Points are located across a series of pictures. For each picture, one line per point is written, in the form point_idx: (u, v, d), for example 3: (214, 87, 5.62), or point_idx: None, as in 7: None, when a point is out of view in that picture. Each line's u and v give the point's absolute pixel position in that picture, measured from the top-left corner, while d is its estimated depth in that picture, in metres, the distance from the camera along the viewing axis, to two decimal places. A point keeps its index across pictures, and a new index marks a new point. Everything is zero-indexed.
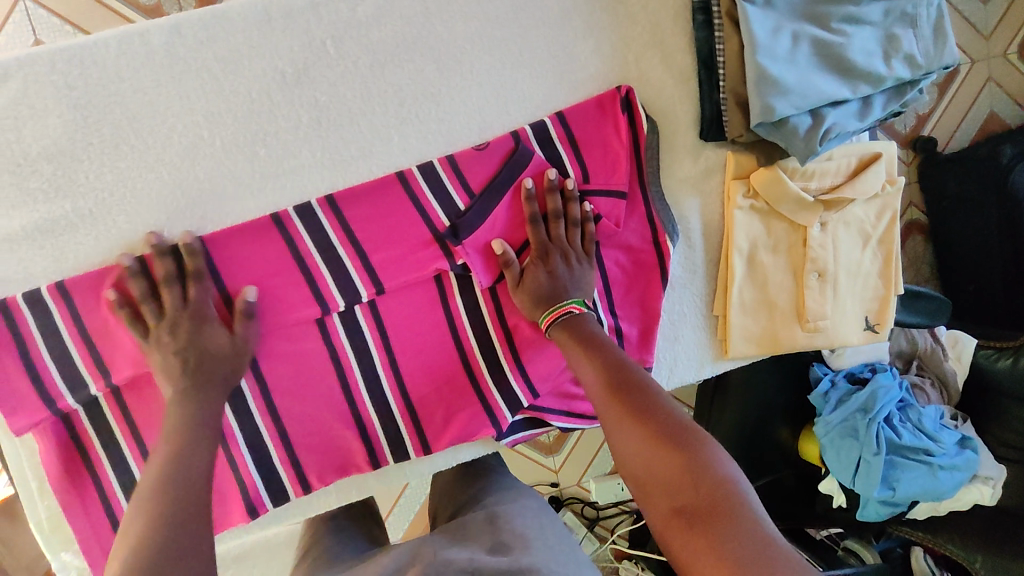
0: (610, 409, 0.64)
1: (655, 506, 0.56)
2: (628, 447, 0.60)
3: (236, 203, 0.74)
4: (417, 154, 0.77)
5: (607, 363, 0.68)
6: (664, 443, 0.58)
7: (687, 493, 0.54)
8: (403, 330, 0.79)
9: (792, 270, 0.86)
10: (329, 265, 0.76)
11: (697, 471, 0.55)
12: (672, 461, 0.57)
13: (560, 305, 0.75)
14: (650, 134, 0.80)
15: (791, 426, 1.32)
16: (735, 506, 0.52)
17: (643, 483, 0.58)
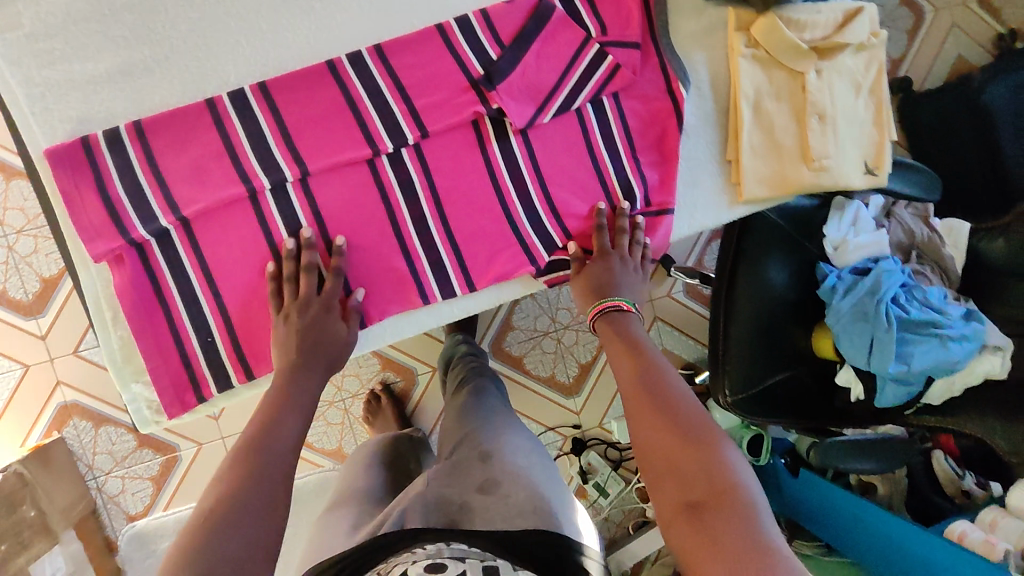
0: (637, 406, 0.70)
1: (666, 495, 0.61)
2: (651, 439, 0.66)
3: (294, 53, 0.82)
4: (451, 11, 0.86)
5: (638, 366, 0.74)
6: (687, 444, 0.63)
7: (702, 487, 0.59)
8: (445, 172, 0.86)
9: (795, 115, 0.94)
10: (377, 107, 0.83)
11: (715, 474, 0.60)
12: (692, 460, 0.62)
13: (604, 299, 0.84)
14: None
15: (803, 325, 1.38)
16: (743, 505, 0.57)
17: (657, 473, 0.63)
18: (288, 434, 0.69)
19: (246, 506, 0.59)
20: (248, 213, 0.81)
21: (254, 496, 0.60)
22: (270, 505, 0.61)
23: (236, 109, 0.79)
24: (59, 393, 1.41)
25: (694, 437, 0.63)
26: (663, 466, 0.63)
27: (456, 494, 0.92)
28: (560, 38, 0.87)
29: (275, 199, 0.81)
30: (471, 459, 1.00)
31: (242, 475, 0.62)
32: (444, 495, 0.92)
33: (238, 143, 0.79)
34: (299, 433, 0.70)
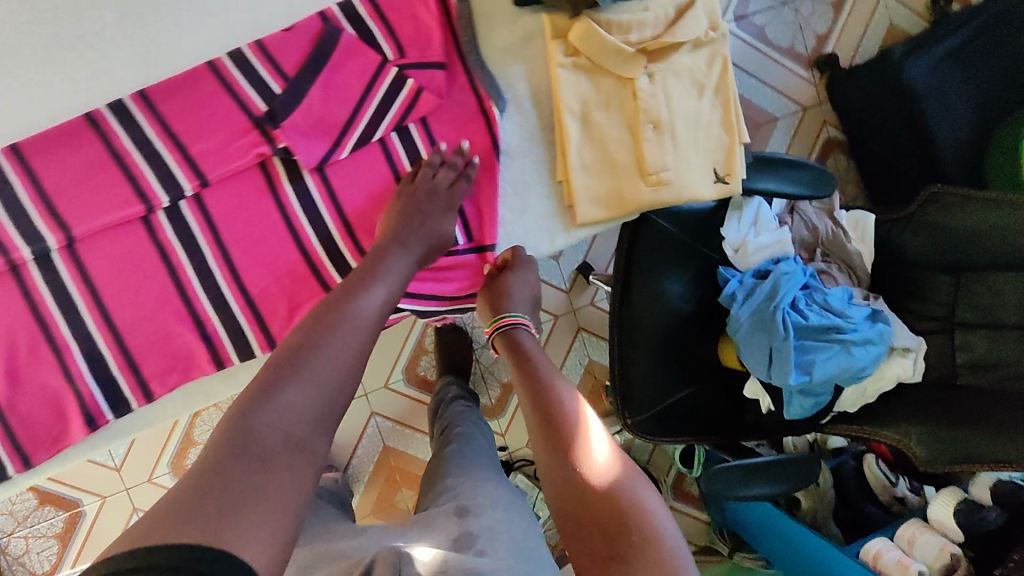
0: (548, 447, 0.67)
1: (580, 552, 0.59)
2: (564, 486, 0.63)
3: (51, 107, 0.75)
4: (225, 44, 0.79)
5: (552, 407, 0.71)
6: (598, 485, 0.61)
7: (620, 539, 0.57)
8: (233, 223, 0.79)
9: (627, 125, 0.86)
10: (145, 158, 0.76)
11: (635, 520, 0.59)
12: (609, 506, 0.60)
13: (500, 316, 0.84)
14: (459, 5, 0.82)
15: (708, 335, 1.30)
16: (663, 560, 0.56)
17: (571, 525, 0.61)
18: (360, 307, 0.70)
19: (283, 398, 0.57)
20: (12, 287, 0.74)
21: (283, 388, 0.59)
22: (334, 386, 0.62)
23: None
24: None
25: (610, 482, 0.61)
26: (580, 513, 0.60)
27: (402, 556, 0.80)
28: (348, 64, 0.79)
29: (42, 270, 0.74)
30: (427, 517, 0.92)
31: (315, 340, 0.64)
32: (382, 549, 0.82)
33: None
34: (379, 302, 0.72)
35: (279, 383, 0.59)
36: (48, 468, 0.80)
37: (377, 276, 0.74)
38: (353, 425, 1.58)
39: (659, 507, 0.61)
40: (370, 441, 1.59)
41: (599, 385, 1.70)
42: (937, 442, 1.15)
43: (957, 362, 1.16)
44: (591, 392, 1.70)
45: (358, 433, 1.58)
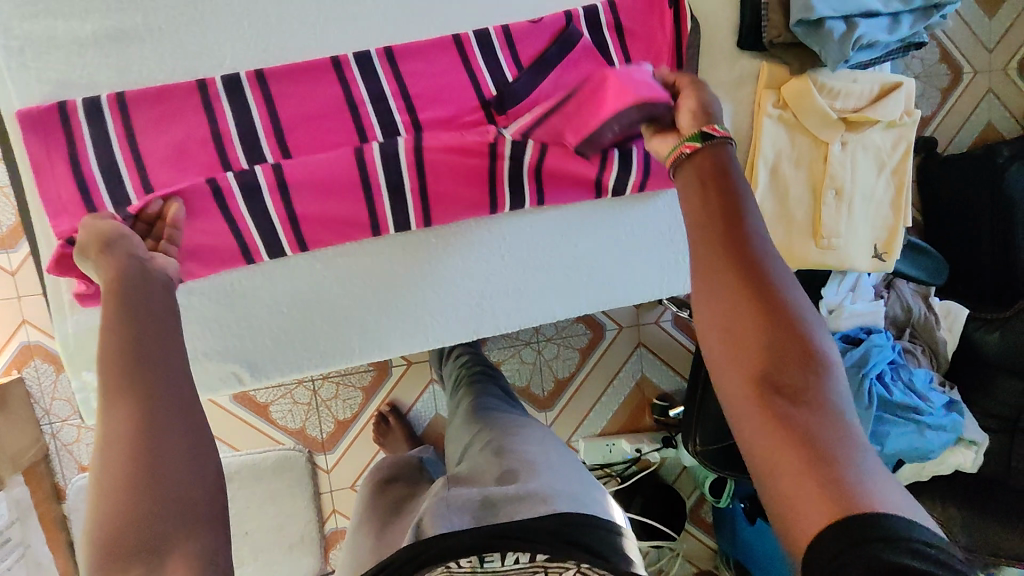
0: (723, 314, 0.50)
1: (730, 365, 0.49)
2: (721, 308, 0.51)
3: (297, 41, 0.75)
4: (469, 21, 0.80)
5: (725, 244, 0.53)
6: (780, 371, 0.46)
7: (788, 376, 0.46)
8: (437, 188, 0.81)
9: (810, 186, 0.91)
10: (377, 113, 0.78)
11: (808, 346, 0.47)
12: (766, 330, 0.48)
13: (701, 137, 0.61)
14: (694, 32, 0.84)
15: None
16: (827, 395, 0.46)
17: (722, 313, 0.50)
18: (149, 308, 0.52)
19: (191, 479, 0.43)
20: (223, 204, 0.75)
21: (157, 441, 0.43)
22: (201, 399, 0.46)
23: (228, 95, 0.74)
24: (22, 332, 1.29)
25: (790, 325, 0.48)
26: (737, 350, 0.49)
27: (475, 494, 0.89)
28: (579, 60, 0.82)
29: (254, 199, 0.76)
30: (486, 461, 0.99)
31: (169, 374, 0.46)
32: (463, 497, 0.89)
33: (224, 134, 0.74)
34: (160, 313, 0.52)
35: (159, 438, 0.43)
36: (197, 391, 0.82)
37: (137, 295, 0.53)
38: (409, 390, 1.59)
39: (826, 336, 0.49)
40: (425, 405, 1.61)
41: (643, 402, 1.76)
42: (978, 529, 1.22)
43: (1013, 465, 1.25)
44: (635, 408, 1.76)
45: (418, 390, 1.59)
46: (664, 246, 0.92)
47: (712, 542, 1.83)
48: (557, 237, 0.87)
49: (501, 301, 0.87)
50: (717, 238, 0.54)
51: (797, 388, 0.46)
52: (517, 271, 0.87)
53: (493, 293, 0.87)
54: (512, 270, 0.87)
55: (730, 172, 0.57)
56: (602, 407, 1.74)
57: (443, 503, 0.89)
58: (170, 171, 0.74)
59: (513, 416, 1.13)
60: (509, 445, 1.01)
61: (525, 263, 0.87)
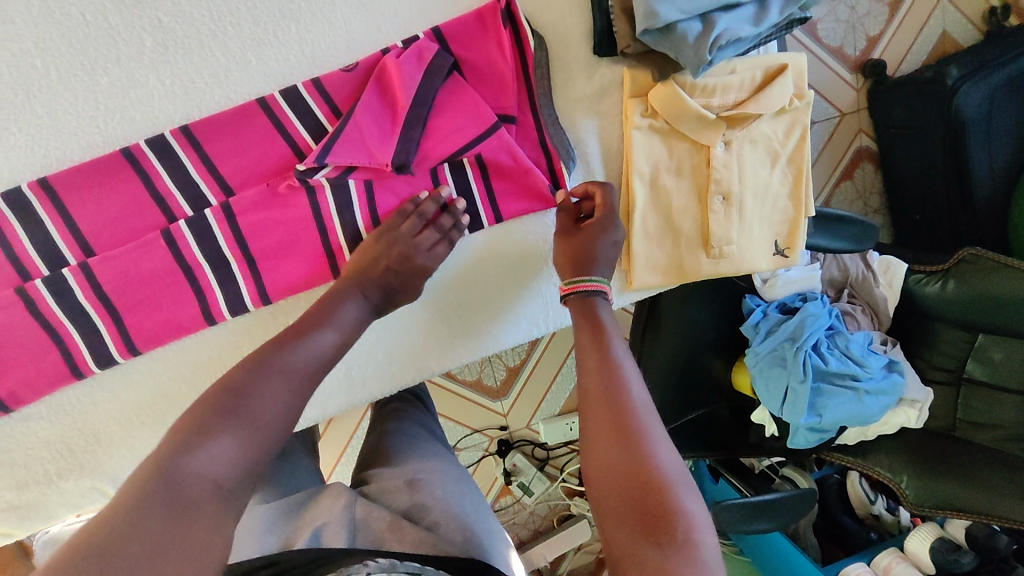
0: (600, 460, 0.54)
1: (605, 515, 0.51)
2: (595, 452, 0.54)
3: (79, 138, 0.67)
4: (279, 78, 0.71)
5: (600, 394, 0.57)
6: (639, 506, 0.49)
7: (652, 518, 0.49)
8: (273, 269, 0.74)
9: (696, 192, 0.82)
10: (190, 200, 0.70)
11: (673, 491, 0.50)
12: (630, 469, 0.52)
13: (587, 279, 0.69)
14: (536, 52, 0.74)
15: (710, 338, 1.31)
16: (682, 527, 0.48)
17: (596, 469, 0.53)
18: (314, 342, 0.62)
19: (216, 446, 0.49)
20: (30, 319, 0.68)
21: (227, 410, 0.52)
22: (284, 411, 0.56)
23: (12, 209, 0.66)
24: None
25: (653, 464, 0.52)
26: (608, 489, 0.52)
27: (381, 519, 0.83)
28: (402, 97, 0.69)
29: (68, 313, 0.69)
30: (396, 485, 0.90)
31: (271, 359, 0.59)
32: (371, 516, 0.84)
33: (19, 249, 0.67)
34: (329, 345, 0.64)
35: (221, 421, 0.51)
36: (61, 512, 0.77)
37: (329, 321, 0.66)
38: None
39: (686, 481, 0.52)
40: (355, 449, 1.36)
41: None
42: (927, 486, 1.18)
43: (958, 417, 1.22)
44: None
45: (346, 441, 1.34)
46: (542, 292, 0.87)
47: None
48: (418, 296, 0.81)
49: (367, 365, 0.82)
50: (594, 389, 0.58)
51: (657, 526, 0.48)
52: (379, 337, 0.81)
53: (359, 363, 0.81)
54: (375, 337, 0.81)
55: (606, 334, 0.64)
56: (558, 387, 1.73)
57: (349, 517, 0.84)
58: None
59: (430, 444, 1.02)
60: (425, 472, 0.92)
61: (394, 328, 0.82)
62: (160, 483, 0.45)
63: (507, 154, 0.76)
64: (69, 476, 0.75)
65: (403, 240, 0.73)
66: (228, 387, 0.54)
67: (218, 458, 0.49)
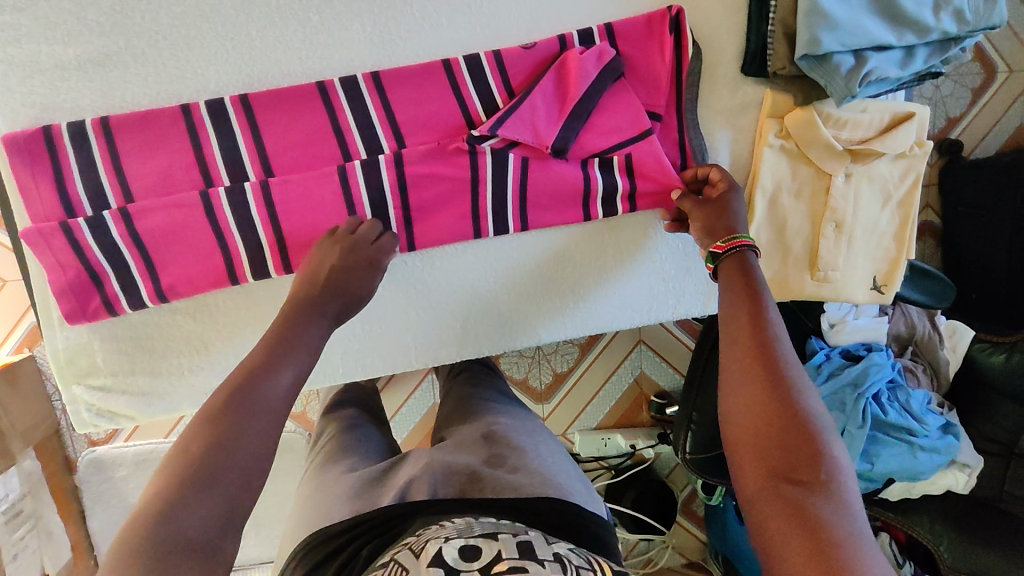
0: (749, 405, 0.58)
1: (752, 462, 0.56)
2: (746, 404, 0.59)
3: (282, 66, 0.75)
4: (463, 45, 0.78)
5: (754, 348, 0.62)
6: (785, 450, 0.54)
7: (797, 469, 0.53)
8: (425, 218, 0.81)
9: (811, 217, 0.88)
10: (364, 138, 0.77)
11: (822, 449, 0.54)
12: (781, 417, 0.56)
13: (736, 237, 0.73)
14: (694, 61, 0.81)
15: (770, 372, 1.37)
16: (829, 478, 0.52)
17: (744, 420, 0.58)
18: (276, 381, 0.58)
19: (199, 501, 0.48)
20: (205, 217, 0.75)
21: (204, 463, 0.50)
22: (257, 460, 0.52)
23: (212, 118, 0.73)
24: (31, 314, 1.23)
25: (805, 416, 0.56)
26: (756, 432, 0.57)
27: (464, 467, 0.87)
28: (575, 89, 0.76)
29: (237, 219, 0.76)
30: (474, 438, 0.94)
31: (261, 376, 0.57)
32: (452, 468, 0.87)
33: (207, 152, 0.74)
34: (289, 383, 0.59)
35: (227, 425, 0.53)
36: (178, 407, 0.82)
37: (293, 351, 0.62)
38: None
39: (835, 437, 0.56)
40: (414, 407, 1.39)
41: (641, 399, 1.78)
42: (965, 552, 1.20)
43: (1005, 489, 1.23)
44: (633, 402, 1.78)
45: (407, 395, 1.37)
46: (650, 281, 0.90)
47: (701, 534, 1.88)
48: (534, 261, 0.86)
49: (477, 319, 0.87)
50: (748, 343, 0.63)
51: (802, 472, 0.53)
52: (501, 291, 0.87)
53: (478, 315, 0.87)
54: (489, 291, 0.86)
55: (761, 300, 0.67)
56: (599, 402, 1.77)
57: (431, 472, 0.87)
58: (155, 195, 0.74)
59: (506, 403, 1.05)
60: (501, 426, 0.95)
61: (508, 287, 0.87)
62: (148, 546, 0.45)
63: (652, 155, 0.81)
64: (196, 373, 0.80)
65: (344, 243, 0.74)
66: (219, 419, 0.53)
67: (189, 514, 0.47)
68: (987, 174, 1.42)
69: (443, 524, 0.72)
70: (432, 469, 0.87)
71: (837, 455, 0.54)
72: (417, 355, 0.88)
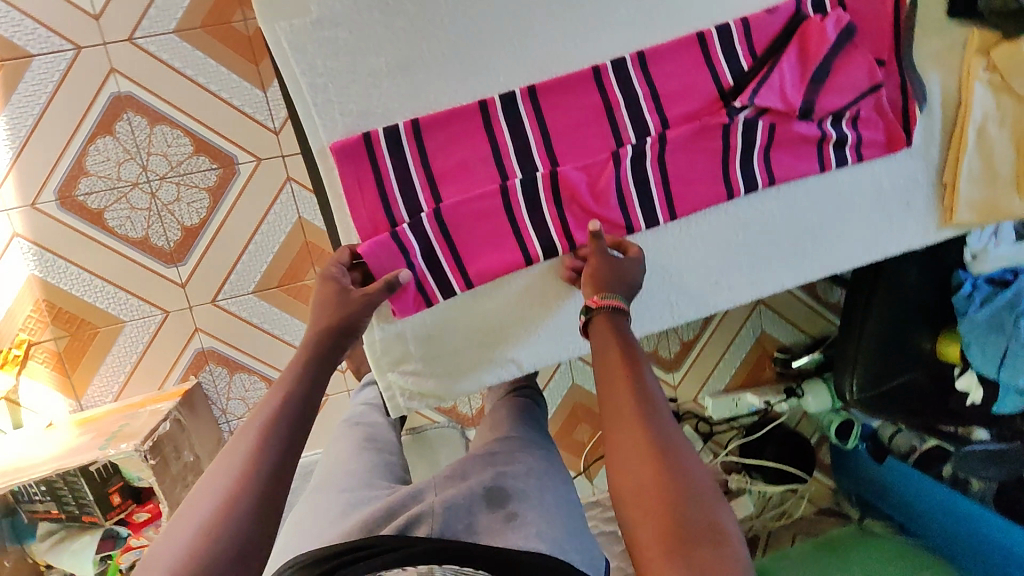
0: (636, 465, 0.56)
1: (641, 530, 0.53)
2: (633, 464, 0.56)
3: (561, 55, 0.81)
4: (711, 17, 0.84)
5: (640, 396, 0.61)
6: (677, 519, 0.52)
7: (705, 551, 0.50)
8: (684, 186, 0.87)
9: (1014, 143, 0.94)
10: (631, 114, 0.84)
11: (706, 513, 0.52)
12: (655, 483, 0.54)
13: (604, 297, 0.72)
14: (911, 8, 0.88)
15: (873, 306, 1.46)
16: (700, 540, 0.50)
17: (631, 484, 0.55)
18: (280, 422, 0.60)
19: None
20: (501, 203, 0.81)
21: (236, 518, 0.52)
22: (267, 514, 0.54)
23: (506, 109, 0.80)
24: (287, 187, 1.46)
25: (686, 479, 0.54)
26: (641, 496, 0.54)
27: (461, 512, 0.80)
28: (816, 55, 0.85)
29: (527, 201, 0.82)
30: (480, 471, 0.86)
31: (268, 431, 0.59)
32: (449, 518, 0.79)
33: (500, 143, 0.81)
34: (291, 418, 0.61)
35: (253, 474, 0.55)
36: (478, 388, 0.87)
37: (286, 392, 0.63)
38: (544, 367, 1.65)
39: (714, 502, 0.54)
40: None
41: (764, 355, 1.85)
42: None
43: None
44: (756, 360, 1.85)
45: None
46: (879, 219, 0.95)
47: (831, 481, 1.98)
48: (774, 207, 0.91)
49: (729, 268, 0.92)
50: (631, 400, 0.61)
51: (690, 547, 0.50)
52: (746, 239, 0.91)
53: (731, 264, 0.92)
54: (733, 239, 0.91)
55: (640, 361, 0.64)
56: (726, 363, 1.84)
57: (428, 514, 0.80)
58: (457, 192, 0.81)
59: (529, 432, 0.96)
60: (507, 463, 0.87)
61: (753, 234, 0.91)
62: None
63: (876, 108, 0.90)
64: (497, 351, 0.85)
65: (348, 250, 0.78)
66: (256, 468, 0.56)
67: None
68: None
69: (407, 565, 0.65)
70: (434, 511, 0.80)
71: (710, 519, 0.52)
72: (480, 341, 0.85)
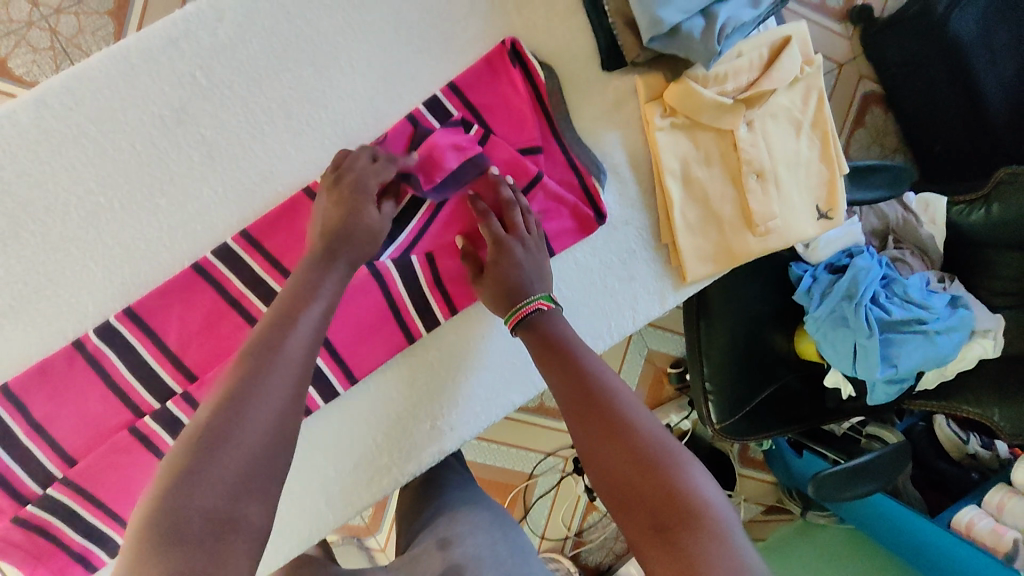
0: (611, 456, 0.56)
1: (627, 522, 0.53)
2: (603, 459, 0.56)
3: (157, 261, 0.72)
4: (321, 163, 0.75)
5: (585, 394, 0.61)
6: (658, 494, 0.53)
7: (673, 516, 0.51)
8: (356, 349, 0.78)
9: (729, 177, 0.84)
10: (262, 297, 0.73)
11: (682, 480, 0.53)
12: (630, 469, 0.54)
13: (524, 305, 0.70)
14: (548, 82, 0.78)
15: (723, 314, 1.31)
16: (695, 509, 0.51)
17: (608, 480, 0.55)
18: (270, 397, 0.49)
19: None
20: (135, 439, 0.70)
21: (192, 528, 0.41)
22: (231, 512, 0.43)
23: (105, 342, 0.70)
24: None
25: (658, 449, 0.55)
26: (621, 487, 0.54)
27: None
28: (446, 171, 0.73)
29: (166, 425, 0.71)
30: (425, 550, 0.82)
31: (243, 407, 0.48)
32: None
33: (118, 379, 0.71)
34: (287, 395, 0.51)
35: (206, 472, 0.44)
36: None
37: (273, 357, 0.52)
38: None
39: (693, 465, 0.55)
40: None
41: (659, 375, 1.73)
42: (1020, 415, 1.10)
43: None
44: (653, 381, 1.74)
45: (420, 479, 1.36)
46: (602, 298, 0.83)
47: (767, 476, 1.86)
48: (472, 324, 0.82)
49: (443, 403, 0.81)
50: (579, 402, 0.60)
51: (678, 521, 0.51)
52: (452, 368, 0.81)
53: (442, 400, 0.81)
54: (434, 374, 0.81)
55: (586, 353, 0.65)
56: None
57: None
58: (82, 442, 0.71)
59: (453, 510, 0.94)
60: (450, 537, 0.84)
61: (460, 358, 0.82)
62: None
63: (550, 197, 0.79)
64: None
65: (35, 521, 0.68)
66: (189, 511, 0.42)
67: None
68: (906, 26, 1.36)
69: None
70: None
71: (693, 481, 0.54)
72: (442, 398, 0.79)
